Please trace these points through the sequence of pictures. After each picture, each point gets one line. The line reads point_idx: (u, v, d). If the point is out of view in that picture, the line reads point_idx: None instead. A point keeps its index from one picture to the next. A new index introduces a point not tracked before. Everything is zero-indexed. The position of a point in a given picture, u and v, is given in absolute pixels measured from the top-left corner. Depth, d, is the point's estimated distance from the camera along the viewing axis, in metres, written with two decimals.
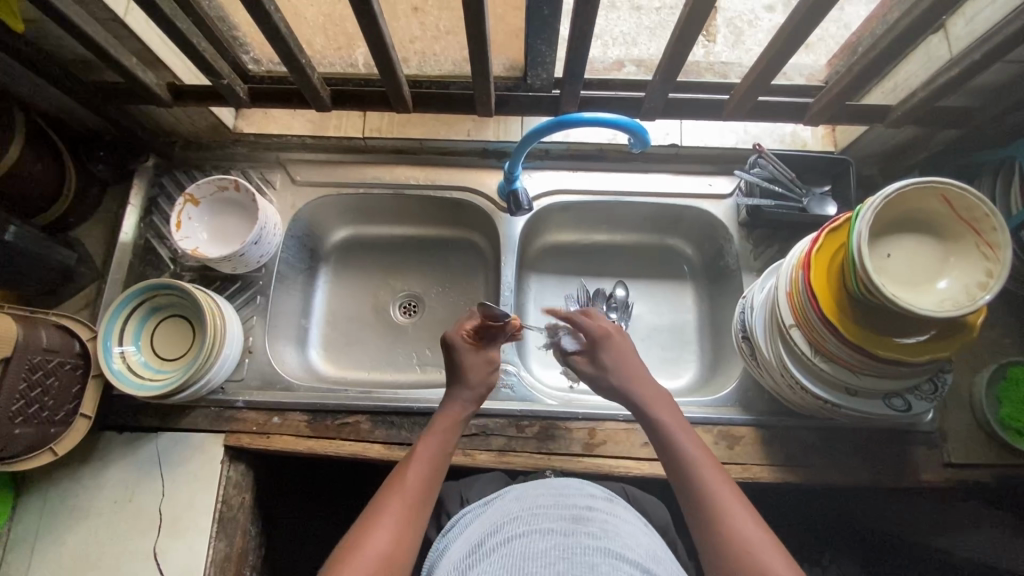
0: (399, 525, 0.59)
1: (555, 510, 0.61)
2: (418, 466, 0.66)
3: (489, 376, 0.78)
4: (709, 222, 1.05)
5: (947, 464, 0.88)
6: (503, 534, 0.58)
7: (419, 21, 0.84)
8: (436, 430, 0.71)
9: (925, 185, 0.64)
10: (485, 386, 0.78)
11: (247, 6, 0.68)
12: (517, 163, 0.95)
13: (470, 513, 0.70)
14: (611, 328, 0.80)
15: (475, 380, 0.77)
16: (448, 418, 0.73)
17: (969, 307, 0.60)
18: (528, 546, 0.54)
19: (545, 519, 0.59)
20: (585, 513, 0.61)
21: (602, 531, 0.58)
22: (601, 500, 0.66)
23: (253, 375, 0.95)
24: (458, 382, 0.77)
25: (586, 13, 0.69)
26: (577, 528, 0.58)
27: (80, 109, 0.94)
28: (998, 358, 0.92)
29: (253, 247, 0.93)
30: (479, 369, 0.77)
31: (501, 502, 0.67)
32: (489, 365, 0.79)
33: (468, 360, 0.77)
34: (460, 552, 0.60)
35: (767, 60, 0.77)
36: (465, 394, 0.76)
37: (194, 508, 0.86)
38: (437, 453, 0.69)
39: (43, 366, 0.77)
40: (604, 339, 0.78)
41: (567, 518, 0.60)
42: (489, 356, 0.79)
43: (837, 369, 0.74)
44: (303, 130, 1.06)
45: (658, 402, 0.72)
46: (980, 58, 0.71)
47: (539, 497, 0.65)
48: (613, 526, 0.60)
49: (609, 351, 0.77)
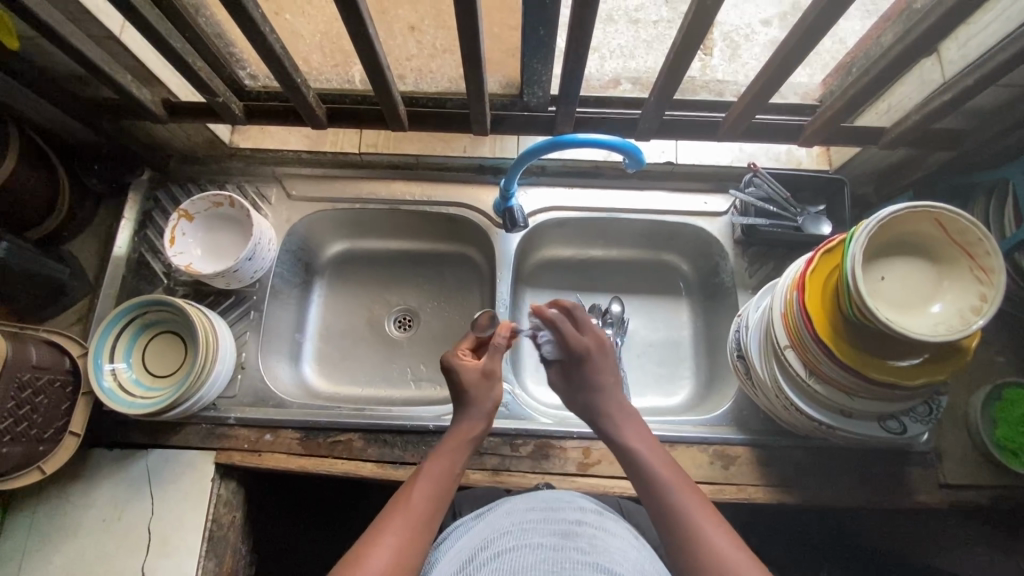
0: (403, 545, 0.57)
1: (545, 525, 0.60)
2: (424, 487, 0.63)
3: (491, 389, 0.73)
4: (706, 240, 1.05)
5: (941, 485, 0.88)
6: (493, 548, 0.58)
7: (415, 39, 0.85)
8: (445, 449, 0.68)
9: (917, 210, 0.64)
10: (493, 399, 0.73)
11: (241, 25, 0.67)
12: (513, 181, 0.94)
13: (463, 525, 0.69)
14: (592, 344, 0.76)
15: (477, 396, 0.72)
16: (459, 437, 0.70)
17: (963, 332, 0.60)
18: (516, 560, 0.54)
19: (535, 533, 0.59)
20: (574, 528, 0.60)
21: (590, 546, 0.57)
22: (590, 513, 0.66)
23: (245, 392, 0.94)
24: (462, 402, 0.72)
25: (581, 36, 0.70)
26: (566, 543, 0.57)
27: (74, 123, 0.94)
28: (992, 378, 0.92)
29: (247, 263, 0.92)
30: (483, 386, 0.72)
31: (491, 516, 0.66)
32: (489, 379, 0.73)
33: (467, 378, 0.73)
34: (451, 566, 0.59)
35: (764, 81, 0.77)
36: (478, 411, 0.71)
37: (184, 527, 0.85)
38: (446, 475, 0.65)
39: (32, 383, 0.77)
40: (584, 357, 0.75)
41: (556, 533, 0.59)
42: (488, 368, 0.73)
43: (832, 391, 0.74)
44: (299, 145, 1.07)
45: (627, 421, 0.72)
46: (973, 83, 0.71)
47: (528, 511, 0.64)
48: (601, 541, 0.59)
49: (587, 370, 0.75)
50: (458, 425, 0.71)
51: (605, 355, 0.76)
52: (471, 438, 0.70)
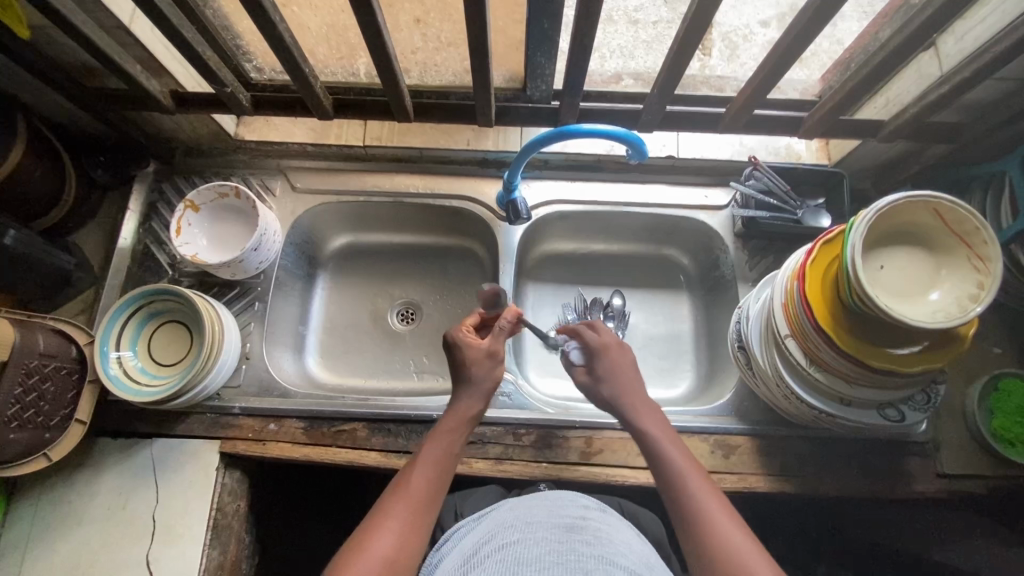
0: (405, 526, 0.59)
1: (549, 520, 0.61)
2: (424, 469, 0.65)
3: (493, 370, 0.75)
4: (706, 233, 1.06)
5: (940, 474, 0.89)
6: (497, 542, 0.58)
7: (420, 32, 0.86)
8: (442, 432, 0.69)
9: (917, 200, 0.65)
10: (492, 381, 0.75)
11: (251, 15, 0.68)
12: (517, 172, 0.95)
13: (464, 526, 0.69)
14: (612, 342, 0.80)
15: (478, 374, 0.74)
16: (456, 419, 0.71)
17: (961, 318, 0.61)
18: (521, 552, 0.55)
19: (539, 527, 0.59)
20: (578, 522, 0.61)
21: (594, 538, 0.58)
22: (593, 511, 0.67)
23: (249, 382, 0.94)
24: (464, 379, 0.74)
25: (586, 30, 0.71)
26: (571, 536, 0.58)
27: (80, 116, 0.95)
28: (989, 369, 0.93)
29: (253, 253, 0.93)
30: (486, 365, 0.75)
31: (495, 514, 0.67)
32: (493, 359, 0.76)
33: (471, 356, 0.75)
34: (454, 561, 0.60)
35: (762, 76, 0.79)
36: (476, 391, 0.73)
37: (189, 516, 0.85)
38: (445, 456, 0.67)
39: (39, 370, 0.77)
40: (602, 352, 0.79)
41: (560, 527, 0.60)
42: (492, 349, 0.76)
43: (832, 379, 0.75)
44: (304, 138, 1.06)
45: (646, 411, 0.72)
46: (970, 75, 0.72)
47: (531, 509, 0.65)
48: (605, 535, 0.60)
49: (606, 362, 0.78)
50: (455, 409, 0.72)
51: (623, 352, 0.79)
52: (468, 419, 0.72)
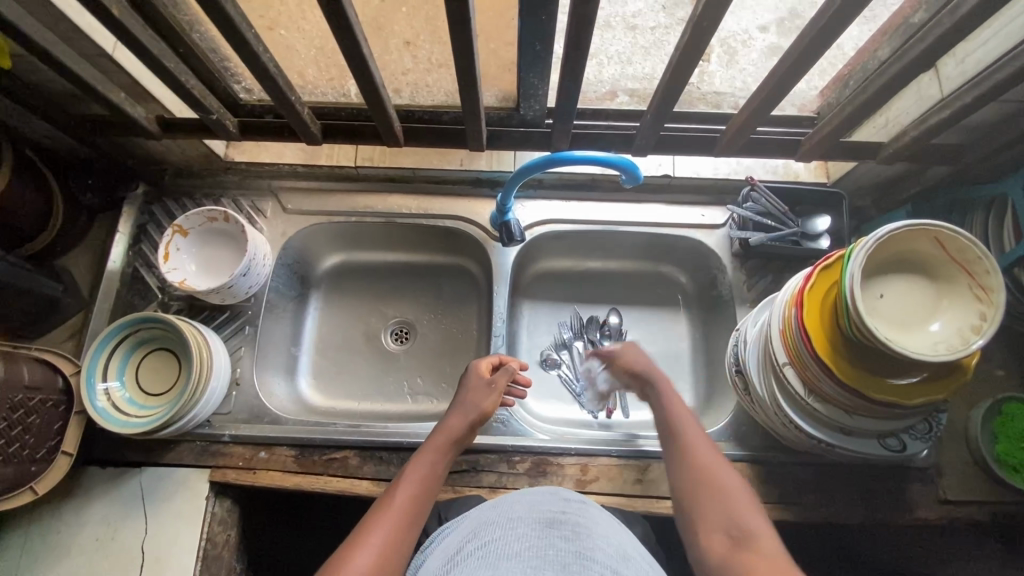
0: (385, 546, 0.58)
1: (530, 515, 0.60)
2: (407, 487, 0.65)
3: (489, 403, 0.80)
4: (703, 252, 1.05)
5: (943, 500, 0.87)
6: (479, 540, 0.57)
7: (411, 54, 0.84)
8: (427, 451, 0.71)
9: (917, 228, 0.63)
10: (482, 409, 0.79)
11: (235, 46, 0.67)
12: (510, 195, 0.94)
13: (447, 527, 0.67)
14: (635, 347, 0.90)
15: (474, 402, 0.79)
16: (442, 439, 0.73)
17: (963, 351, 0.59)
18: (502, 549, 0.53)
19: (521, 523, 0.58)
20: (560, 515, 0.60)
21: (575, 533, 0.56)
22: (576, 502, 0.64)
23: (240, 409, 0.93)
24: (457, 405, 0.79)
25: (578, 53, 0.69)
26: (552, 531, 0.56)
27: (67, 139, 0.93)
28: (992, 393, 0.91)
29: (242, 279, 0.92)
30: (482, 392, 0.80)
31: (474, 513, 0.65)
32: (491, 390, 0.81)
33: (473, 385, 0.82)
34: (436, 561, 0.58)
35: (760, 100, 0.77)
36: (466, 413, 0.77)
37: (177, 546, 0.84)
38: (429, 476, 0.68)
39: (24, 404, 0.76)
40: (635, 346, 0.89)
41: (542, 522, 0.58)
42: (493, 380, 0.82)
43: (830, 410, 0.74)
44: (295, 159, 1.05)
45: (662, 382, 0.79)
46: (972, 100, 0.71)
47: (513, 504, 0.63)
48: (586, 527, 0.58)
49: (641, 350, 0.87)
50: (441, 430, 0.75)
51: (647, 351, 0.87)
52: (454, 440, 0.74)
